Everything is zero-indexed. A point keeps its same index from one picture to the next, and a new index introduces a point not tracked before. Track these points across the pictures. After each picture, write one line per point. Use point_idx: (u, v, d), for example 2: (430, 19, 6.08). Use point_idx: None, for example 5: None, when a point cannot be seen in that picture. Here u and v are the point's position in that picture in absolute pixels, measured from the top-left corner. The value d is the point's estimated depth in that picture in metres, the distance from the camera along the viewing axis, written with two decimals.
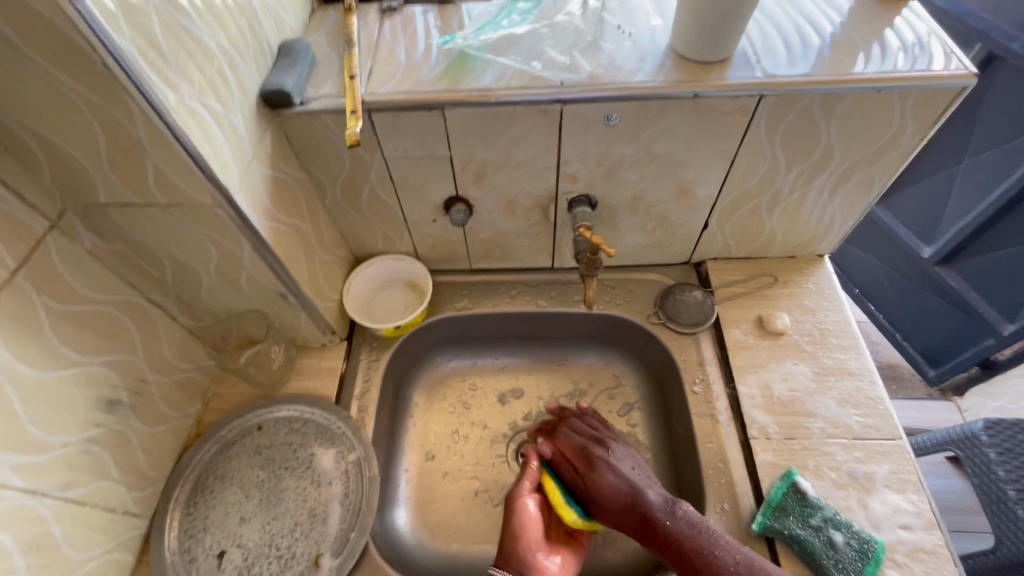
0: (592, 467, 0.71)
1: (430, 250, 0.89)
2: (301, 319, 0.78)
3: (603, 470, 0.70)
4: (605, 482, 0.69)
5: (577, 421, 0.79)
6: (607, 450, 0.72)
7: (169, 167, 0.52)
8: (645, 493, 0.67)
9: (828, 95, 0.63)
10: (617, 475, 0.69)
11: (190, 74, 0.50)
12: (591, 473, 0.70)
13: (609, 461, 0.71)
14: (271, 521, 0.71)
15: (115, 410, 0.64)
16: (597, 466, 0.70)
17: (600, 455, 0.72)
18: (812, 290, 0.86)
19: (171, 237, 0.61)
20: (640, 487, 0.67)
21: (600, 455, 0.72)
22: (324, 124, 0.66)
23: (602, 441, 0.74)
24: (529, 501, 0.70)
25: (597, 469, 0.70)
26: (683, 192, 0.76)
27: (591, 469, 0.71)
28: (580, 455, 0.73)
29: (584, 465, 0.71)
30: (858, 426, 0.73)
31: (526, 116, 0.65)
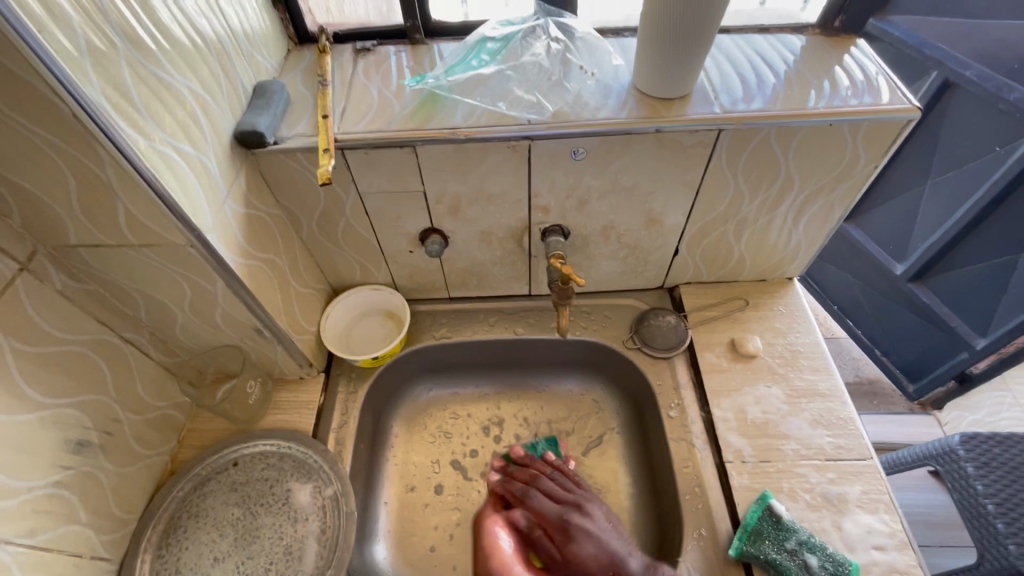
0: (569, 538, 0.75)
1: (408, 280, 0.90)
2: (277, 353, 0.78)
3: (574, 541, 0.74)
4: (584, 553, 0.73)
5: (547, 481, 0.81)
6: (582, 515, 0.76)
7: (139, 210, 0.52)
8: (623, 560, 0.72)
9: (784, 129, 0.66)
10: (593, 544, 0.73)
11: (161, 119, 0.52)
12: (567, 546, 0.75)
13: (584, 528, 0.75)
14: (246, 561, 0.70)
15: (84, 451, 0.63)
16: (574, 539, 0.75)
17: (577, 523, 0.76)
18: (783, 313, 0.88)
19: (144, 276, 0.61)
20: (619, 555, 0.72)
21: (576, 522, 0.76)
22: (298, 162, 0.67)
23: (579, 504, 0.78)
24: (499, 531, 0.80)
25: (572, 539, 0.75)
26: (652, 221, 0.79)
27: (567, 540, 0.75)
28: (558, 528, 0.77)
29: (560, 537, 0.76)
30: (830, 447, 0.74)
31: (495, 151, 0.67)
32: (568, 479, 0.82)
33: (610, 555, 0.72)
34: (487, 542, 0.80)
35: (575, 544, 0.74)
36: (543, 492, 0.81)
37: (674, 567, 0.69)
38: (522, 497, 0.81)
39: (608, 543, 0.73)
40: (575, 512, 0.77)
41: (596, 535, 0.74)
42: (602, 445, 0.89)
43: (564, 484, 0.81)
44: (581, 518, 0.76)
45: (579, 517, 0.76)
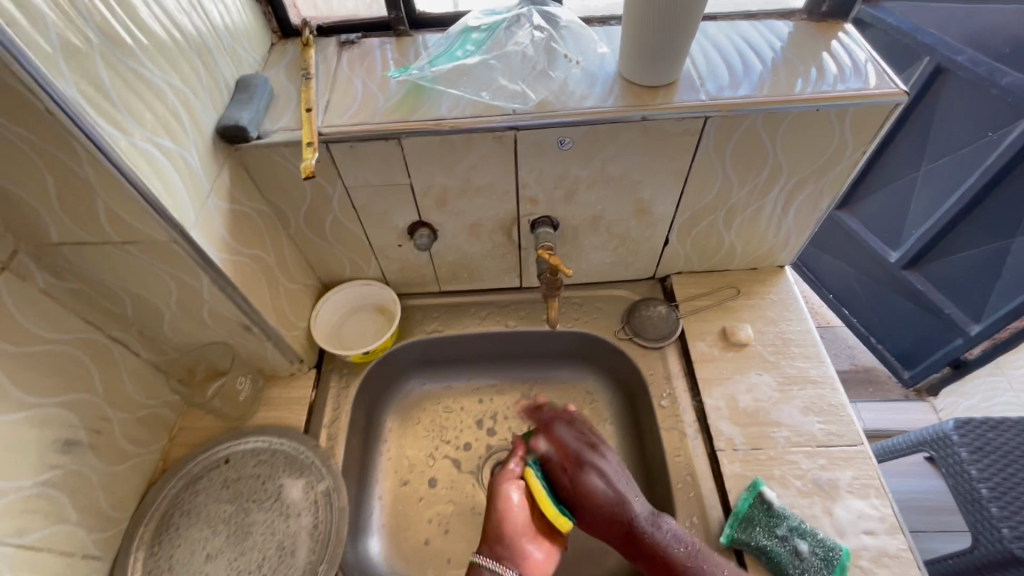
0: (581, 471, 0.72)
1: (398, 274, 0.90)
2: (267, 349, 0.78)
3: (589, 468, 0.72)
4: (591, 486, 0.71)
5: (567, 422, 0.79)
6: (598, 454, 0.74)
7: (121, 206, 0.52)
8: (629, 501, 0.69)
9: (771, 115, 0.65)
10: (603, 480, 0.71)
11: (141, 115, 0.51)
12: (579, 477, 0.72)
13: (598, 466, 0.72)
14: (238, 557, 0.70)
15: (73, 450, 0.63)
16: (585, 467, 0.72)
17: (592, 460, 0.73)
18: (774, 301, 0.88)
19: (128, 273, 0.61)
20: (626, 497, 0.69)
21: (592, 457, 0.73)
22: (282, 156, 0.66)
23: (595, 444, 0.75)
24: (512, 488, 0.72)
25: (585, 471, 0.72)
26: (641, 210, 0.78)
27: (579, 474, 0.72)
28: (573, 461, 0.74)
29: (574, 470, 0.73)
30: (821, 433, 0.75)
31: (480, 142, 0.66)
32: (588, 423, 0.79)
33: (621, 495, 0.69)
34: (500, 498, 0.71)
35: (582, 475, 0.72)
36: (568, 428, 0.78)
37: None
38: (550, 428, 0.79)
39: (610, 473, 0.72)
40: (594, 448, 0.75)
41: (607, 471, 0.72)
42: (595, 435, 0.89)
43: (586, 429, 0.77)
44: (593, 450, 0.74)
45: (596, 454, 0.74)
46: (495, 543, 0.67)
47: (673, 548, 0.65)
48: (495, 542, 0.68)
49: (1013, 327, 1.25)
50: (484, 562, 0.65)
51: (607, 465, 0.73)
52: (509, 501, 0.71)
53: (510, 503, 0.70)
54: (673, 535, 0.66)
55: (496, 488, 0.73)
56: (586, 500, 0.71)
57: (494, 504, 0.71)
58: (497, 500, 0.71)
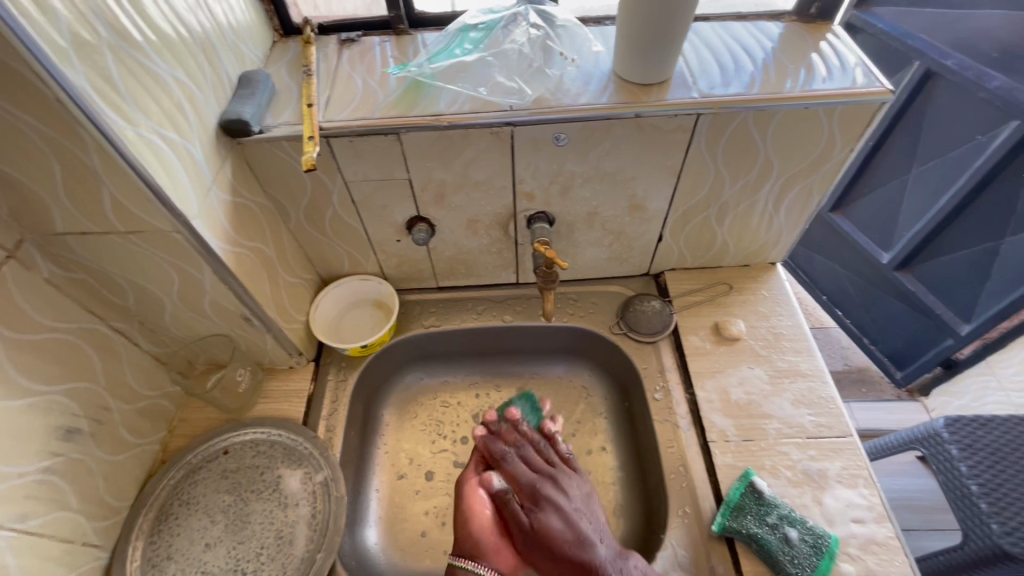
0: (536, 507, 0.71)
1: (396, 269, 0.91)
2: (267, 342, 0.79)
3: (546, 493, 0.72)
4: (549, 524, 0.69)
5: (530, 449, 0.78)
6: (556, 488, 0.73)
7: (126, 196, 0.53)
8: (590, 540, 0.67)
9: (761, 112, 0.67)
10: (563, 519, 0.69)
11: (147, 107, 0.53)
12: (536, 516, 0.70)
13: (554, 501, 0.71)
14: (237, 546, 0.71)
15: (75, 438, 0.63)
16: (540, 497, 0.72)
17: (548, 494, 0.72)
18: (766, 297, 0.90)
19: (131, 263, 0.62)
20: (589, 538, 0.68)
21: (545, 490, 0.73)
22: (283, 150, 0.68)
23: (555, 477, 0.74)
24: (479, 487, 0.76)
25: (543, 510, 0.71)
26: (635, 206, 0.80)
27: (534, 510, 0.71)
28: (529, 496, 0.73)
29: (530, 504, 0.72)
30: (811, 425, 0.76)
31: (478, 138, 0.68)
32: (558, 450, 0.79)
33: (582, 532, 0.68)
34: (466, 497, 0.75)
35: (540, 513, 0.71)
36: (523, 458, 0.77)
37: (659, 544, 0.71)
38: (495, 458, 0.78)
39: (571, 508, 0.71)
40: (542, 478, 0.74)
41: (566, 509, 0.70)
42: (589, 429, 0.90)
43: (536, 458, 0.77)
44: (536, 476, 0.75)
45: (523, 466, 0.76)
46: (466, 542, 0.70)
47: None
48: (464, 541, 0.71)
49: (1004, 326, 1.27)
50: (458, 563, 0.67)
51: (566, 487, 0.73)
52: (477, 502, 0.74)
53: (476, 498, 0.74)
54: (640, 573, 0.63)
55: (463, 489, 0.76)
56: (541, 524, 0.70)
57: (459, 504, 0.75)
58: (462, 499, 0.75)
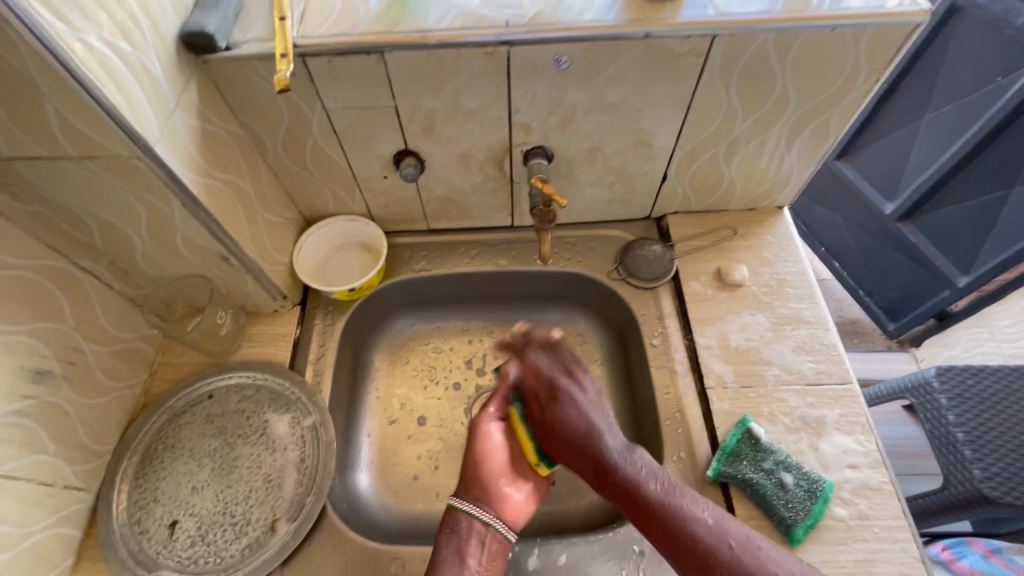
0: (554, 402, 0.68)
1: (384, 210, 0.86)
2: (248, 283, 0.75)
3: (568, 395, 0.68)
4: (568, 417, 0.67)
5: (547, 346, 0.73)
6: (573, 382, 0.69)
7: (75, 116, 0.47)
8: (601, 434, 0.65)
9: (783, 35, 0.61)
10: (577, 411, 0.67)
11: (89, 10, 0.46)
12: (550, 409, 0.68)
13: (572, 395, 0.68)
14: (225, 489, 0.70)
15: (45, 381, 0.60)
16: (563, 389, 0.69)
17: (565, 388, 0.69)
18: (771, 242, 0.86)
19: (90, 194, 0.57)
20: (600, 430, 0.65)
21: (567, 384, 0.69)
22: (255, 70, 0.61)
23: (573, 373, 0.70)
24: (494, 429, 0.71)
25: (558, 403, 0.68)
26: (640, 141, 0.74)
27: (552, 403, 0.68)
28: (545, 388, 0.70)
29: (546, 398, 0.69)
30: (811, 372, 0.74)
31: (471, 59, 0.61)
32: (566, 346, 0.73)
33: (593, 425, 0.65)
34: (478, 440, 0.69)
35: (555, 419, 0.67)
36: (543, 361, 0.72)
37: None
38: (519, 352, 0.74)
39: (591, 408, 0.67)
40: (564, 377, 0.70)
41: (583, 402, 0.67)
42: None
43: (563, 353, 0.72)
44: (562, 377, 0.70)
45: (553, 369, 0.71)
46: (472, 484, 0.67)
47: (637, 484, 0.60)
48: (471, 484, 0.67)
49: (1000, 279, 1.25)
50: (461, 506, 0.64)
51: (577, 391, 0.68)
52: (489, 443, 0.69)
53: (489, 442, 0.69)
54: (649, 472, 0.61)
55: (474, 427, 0.71)
56: (558, 427, 0.67)
57: (471, 446, 0.70)
58: (476, 441, 0.69)
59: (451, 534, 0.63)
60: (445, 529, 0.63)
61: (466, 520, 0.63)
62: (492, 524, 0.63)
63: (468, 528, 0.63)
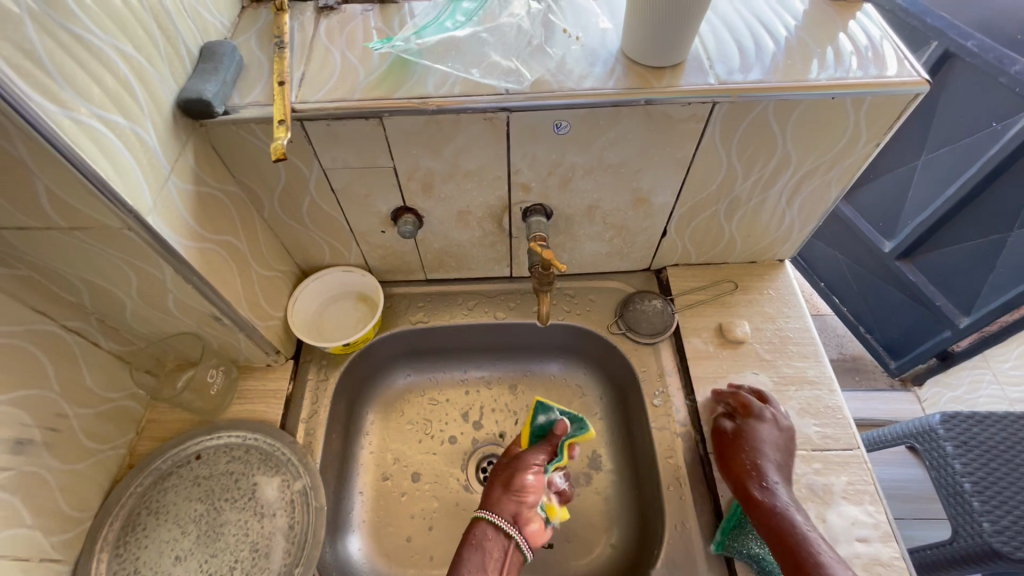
0: (754, 421, 0.69)
1: (381, 261, 0.85)
2: (240, 340, 0.74)
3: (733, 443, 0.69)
4: (760, 437, 0.68)
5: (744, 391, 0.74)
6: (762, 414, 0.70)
7: (66, 192, 0.46)
8: (766, 468, 0.65)
9: (782, 103, 0.60)
10: (755, 438, 0.68)
11: (78, 84, 0.45)
12: (746, 431, 0.69)
13: (763, 420, 0.70)
14: (209, 559, 0.67)
15: (25, 450, 0.58)
16: (759, 419, 0.70)
17: (753, 414, 0.70)
18: (773, 296, 0.85)
19: (80, 261, 0.56)
20: (763, 466, 0.66)
21: (767, 411, 0.71)
22: (252, 133, 0.61)
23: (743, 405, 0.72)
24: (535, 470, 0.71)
25: (754, 423, 0.69)
26: (639, 200, 0.74)
27: (746, 424, 0.69)
28: (747, 410, 0.71)
29: (750, 417, 0.70)
30: (817, 436, 0.72)
31: (470, 124, 0.61)
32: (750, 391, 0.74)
33: (762, 456, 0.66)
34: (518, 471, 0.71)
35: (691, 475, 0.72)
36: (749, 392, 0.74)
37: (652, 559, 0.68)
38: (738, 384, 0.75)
39: (774, 460, 0.67)
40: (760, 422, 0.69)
41: (774, 432, 0.69)
42: None
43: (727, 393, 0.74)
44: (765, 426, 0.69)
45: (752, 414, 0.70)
46: (507, 503, 0.68)
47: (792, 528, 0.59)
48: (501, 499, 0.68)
49: (1002, 321, 1.24)
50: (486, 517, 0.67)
51: (770, 436, 0.69)
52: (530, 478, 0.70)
53: (530, 476, 0.70)
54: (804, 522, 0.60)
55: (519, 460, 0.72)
56: (736, 472, 0.67)
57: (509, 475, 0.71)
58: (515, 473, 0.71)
59: (472, 542, 0.65)
60: (469, 540, 0.65)
61: (487, 531, 0.66)
62: (512, 542, 0.65)
63: (487, 540, 0.65)
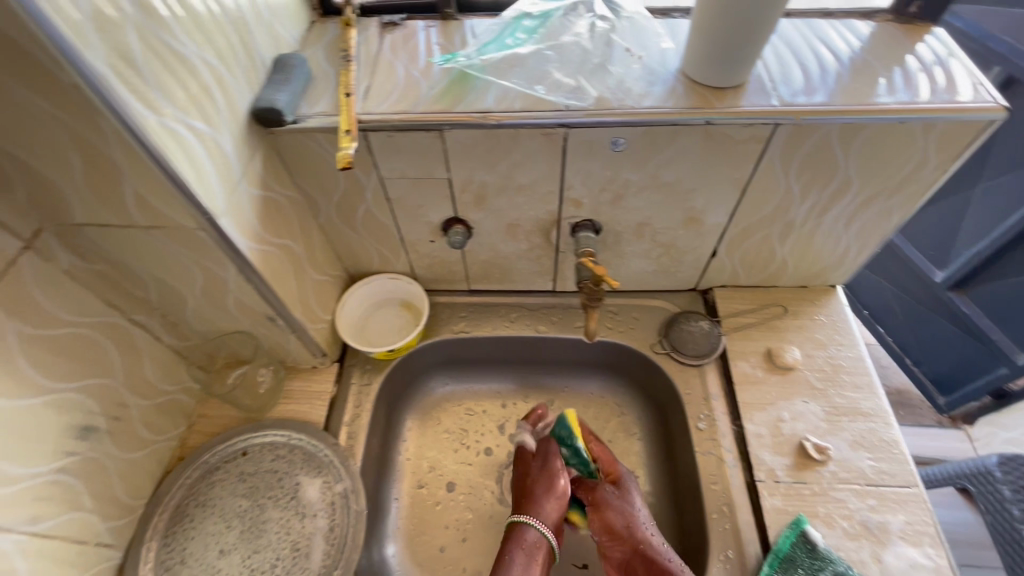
0: (621, 490, 0.72)
1: (427, 270, 0.86)
2: (291, 341, 0.76)
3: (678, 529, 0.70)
4: (621, 506, 0.71)
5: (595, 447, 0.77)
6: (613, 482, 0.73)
7: (149, 192, 0.49)
8: (643, 531, 0.69)
9: (847, 126, 0.59)
10: (620, 504, 0.71)
11: (169, 90, 0.47)
12: (619, 497, 0.72)
13: (624, 491, 0.72)
14: (251, 555, 0.68)
15: (89, 437, 0.61)
16: (621, 488, 0.73)
17: (617, 482, 0.73)
18: (824, 323, 0.82)
19: (153, 258, 0.58)
20: (636, 526, 0.69)
21: (628, 484, 0.73)
22: (317, 141, 0.63)
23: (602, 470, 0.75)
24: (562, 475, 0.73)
25: (620, 492, 0.72)
26: (691, 220, 0.73)
27: (619, 491, 0.72)
28: (614, 475, 0.74)
29: (617, 487, 0.73)
30: (871, 471, 0.69)
31: (528, 138, 0.62)
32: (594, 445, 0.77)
33: (637, 520, 0.70)
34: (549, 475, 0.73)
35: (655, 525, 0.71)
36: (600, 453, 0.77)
37: None
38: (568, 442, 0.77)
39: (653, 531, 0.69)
40: (618, 506, 0.71)
41: (632, 502, 0.71)
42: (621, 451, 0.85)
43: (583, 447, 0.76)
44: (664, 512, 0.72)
45: (615, 494, 0.72)
46: (543, 507, 0.70)
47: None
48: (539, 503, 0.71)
49: None
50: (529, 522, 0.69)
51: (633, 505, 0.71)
52: (558, 482, 0.72)
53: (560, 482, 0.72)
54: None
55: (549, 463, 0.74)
56: (622, 550, 0.69)
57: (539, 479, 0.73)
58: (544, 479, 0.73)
59: (517, 547, 0.68)
60: (513, 542, 0.68)
61: (529, 537, 0.68)
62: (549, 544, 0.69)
63: (531, 546, 0.68)
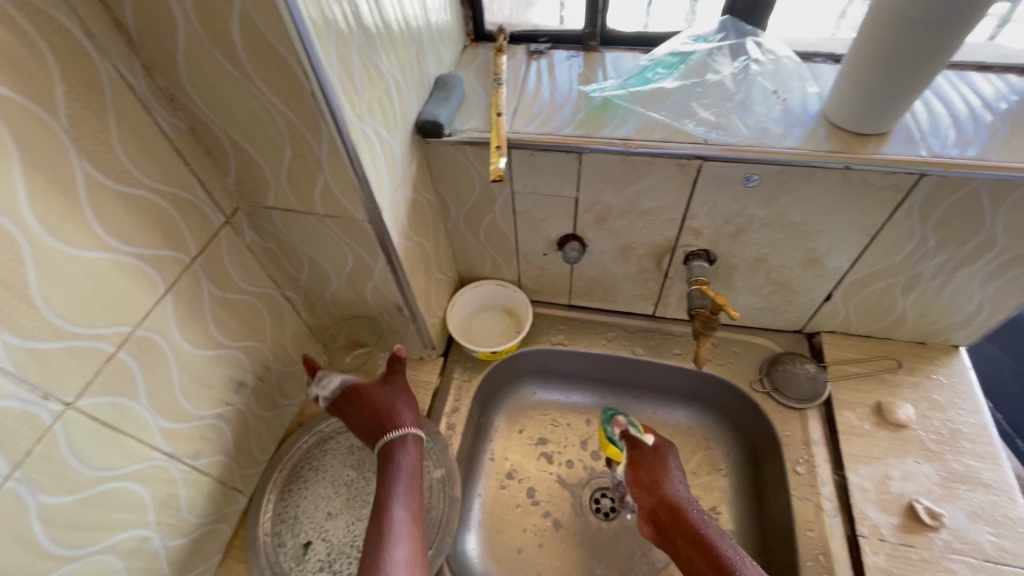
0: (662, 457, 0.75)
1: (533, 281, 0.91)
2: (408, 331, 0.82)
3: (394, 401, 0.72)
4: (669, 475, 0.73)
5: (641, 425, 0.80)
6: (664, 459, 0.75)
7: (337, 186, 0.56)
8: (688, 504, 0.69)
9: (1002, 182, 0.58)
10: (663, 468, 0.74)
11: (369, 101, 0.55)
12: (660, 460, 0.75)
13: (671, 470, 0.74)
14: (355, 522, 0.74)
15: (242, 391, 0.69)
16: (667, 457, 0.75)
17: (665, 451, 0.76)
18: (943, 383, 0.78)
19: (317, 243, 0.67)
20: (680, 492, 0.71)
21: (670, 460, 0.75)
22: (465, 154, 0.69)
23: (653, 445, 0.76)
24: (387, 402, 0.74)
25: (664, 458, 0.75)
26: (811, 261, 0.73)
27: (659, 457, 0.75)
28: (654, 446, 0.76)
29: (655, 456, 0.75)
30: (991, 547, 0.65)
31: (663, 167, 0.65)
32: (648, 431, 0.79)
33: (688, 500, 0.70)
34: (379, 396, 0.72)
35: (402, 405, 0.72)
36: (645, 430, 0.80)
37: None
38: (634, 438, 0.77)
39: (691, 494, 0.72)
40: (657, 462, 0.74)
41: (678, 475, 0.74)
42: (706, 484, 0.84)
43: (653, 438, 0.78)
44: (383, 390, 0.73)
45: (655, 451, 0.76)
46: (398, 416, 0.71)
47: (412, 507, 0.64)
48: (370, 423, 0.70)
49: None
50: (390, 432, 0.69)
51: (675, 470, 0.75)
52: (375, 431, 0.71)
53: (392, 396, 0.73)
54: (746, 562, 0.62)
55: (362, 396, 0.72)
56: (670, 513, 0.69)
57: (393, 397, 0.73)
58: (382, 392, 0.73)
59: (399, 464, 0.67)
60: (390, 456, 0.67)
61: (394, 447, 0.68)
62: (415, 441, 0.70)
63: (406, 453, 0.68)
